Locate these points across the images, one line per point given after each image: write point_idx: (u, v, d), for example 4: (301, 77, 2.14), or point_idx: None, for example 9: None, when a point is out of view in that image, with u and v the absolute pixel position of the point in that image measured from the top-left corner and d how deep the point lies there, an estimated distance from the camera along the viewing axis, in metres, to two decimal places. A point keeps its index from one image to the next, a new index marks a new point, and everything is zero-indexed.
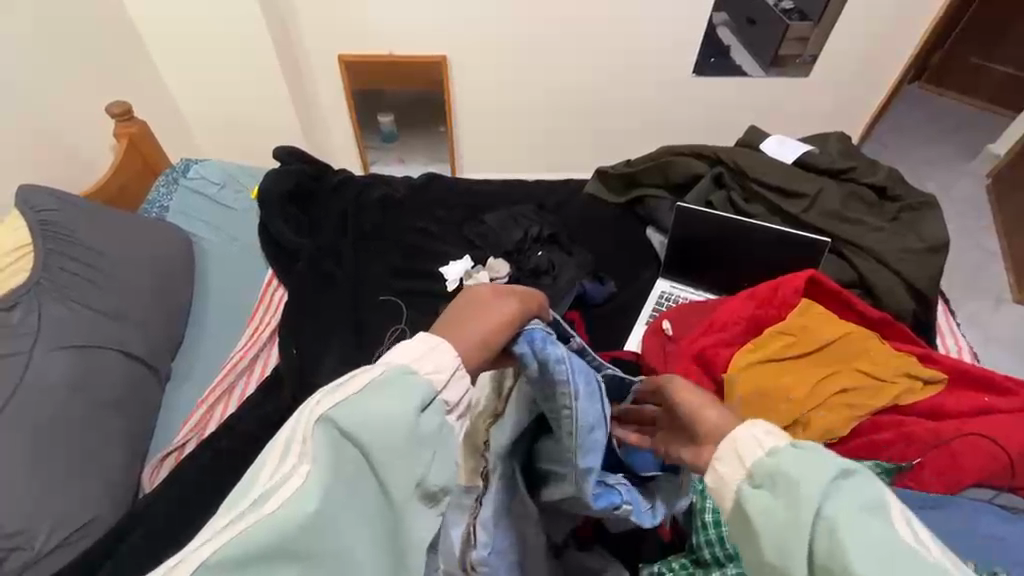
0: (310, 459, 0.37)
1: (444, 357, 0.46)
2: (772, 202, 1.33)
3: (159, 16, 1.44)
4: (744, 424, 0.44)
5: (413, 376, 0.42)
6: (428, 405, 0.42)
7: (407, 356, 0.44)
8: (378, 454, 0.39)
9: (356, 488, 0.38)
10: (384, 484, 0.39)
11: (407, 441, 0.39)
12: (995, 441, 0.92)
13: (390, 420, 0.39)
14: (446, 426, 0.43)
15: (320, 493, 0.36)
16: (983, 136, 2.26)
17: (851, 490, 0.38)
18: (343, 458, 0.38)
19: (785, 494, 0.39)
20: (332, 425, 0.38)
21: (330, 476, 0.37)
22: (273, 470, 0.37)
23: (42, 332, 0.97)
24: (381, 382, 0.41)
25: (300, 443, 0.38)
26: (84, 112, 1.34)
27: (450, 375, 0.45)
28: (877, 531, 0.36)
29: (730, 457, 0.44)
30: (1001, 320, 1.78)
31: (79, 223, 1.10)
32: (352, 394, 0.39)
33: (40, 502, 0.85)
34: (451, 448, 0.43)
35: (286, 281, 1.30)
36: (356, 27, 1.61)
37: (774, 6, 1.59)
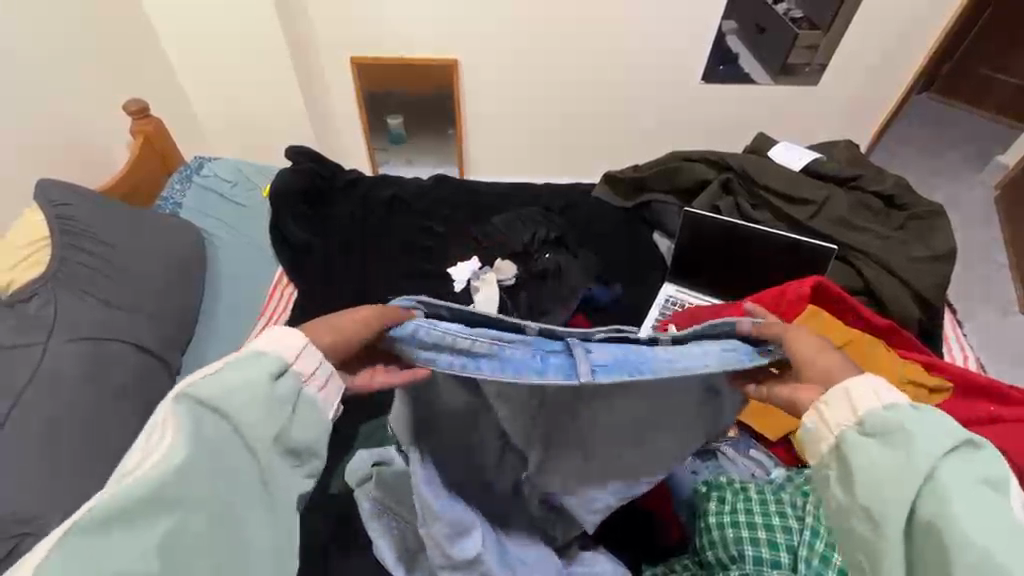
0: (172, 432, 0.47)
1: (296, 339, 0.57)
2: (780, 208, 1.34)
3: (174, 14, 1.46)
4: (869, 379, 0.58)
5: (266, 356, 0.54)
6: (281, 375, 0.54)
7: (257, 339, 0.56)
8: (238, 416, 0.50)
9: (221, 445, 0.49)
10: (247, 440, 0.50)
11: (263, 404, 0.51)
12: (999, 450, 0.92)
13: (246, 387, 0.51)
14: (299, 395, 0.55)
15: (184, 453, 0.46)
16: (991, 147, 2.26)
17: (974, 464, 0.50)
18: (205, 424, 0.49)
19: (900, 444, 0.52)
20: (190, 401, 0.49)
21: (194, 439, 0.47)
22: (137, 446, 0.47)
23: (57, 323, 1.00)
24: (234, 364, 0.53)
25: (160, 419, 0.48)
26: (98, 107, 1.37)
27: (300, 351, 0.56)
28: (986, 496, 0.48)
29: (849, 408, 0.57)
30: (1008, 331, 1.78)
31: (93, 217, 1.12)
32: (206, 375, 0.51)
33: (53, 488, 0.86)
34: (305, 411, 0.55)
35: (297, 280, 1.33)
36: (369, 29, 1.63)
37: (783, 14, 1.61)
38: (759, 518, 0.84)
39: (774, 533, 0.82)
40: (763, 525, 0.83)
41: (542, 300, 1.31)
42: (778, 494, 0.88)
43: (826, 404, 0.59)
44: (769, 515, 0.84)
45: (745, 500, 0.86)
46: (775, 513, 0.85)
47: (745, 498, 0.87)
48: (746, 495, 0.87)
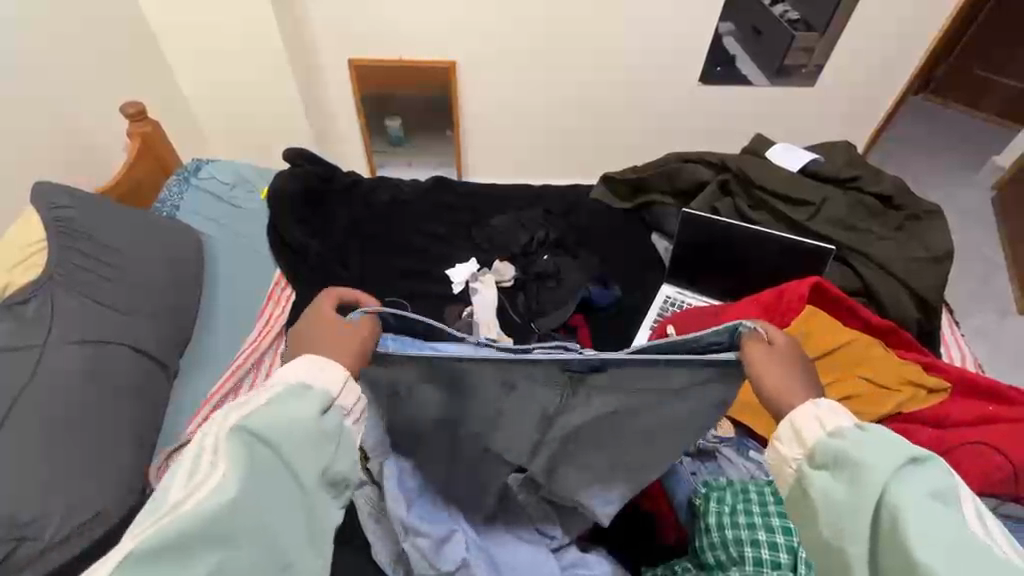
0: (225, 463, 0.48)
1: (333, 372, 0.60)
2: (778, 209, 1.34)
3: (173, 15, 1.46)
4: (808, 407, 0.60)
5: (311, 391, 0.57)
6: (326, 411, 0.57)
7: (302, 374, 0.59)
8: (284, 449, 0.52)
9: (268, 477, 0.50)
10: (293, 472, 0.52)
11: (310, 438, 0.54)
12: (997, 450, 0.93)
13: (297, 422, 0.54)
14: (343, 429, 0.58)
15: (235, 486, 0.47)
16: (988, 148, 2.27)
17: (920, 479, 0.50)
18: (257, 456, 0.50)
19: (848, 472, 0.53)
20: (243, 433, 0.51)
21: (245, 471, 0.48)
22: (187, 479, 0.48)
23: (55, 325, 0.99)
24: (280, 398, 0.55)
25: (213, 452, 0.50)
26: (96, 108, 1.36)
27: (342, 386, 0.60)
28: (934, 511, 0.47)
29: (799, 441, 0.59)
30: (1007, 332, 1.78)
31: (93, 219, 1.12)
32: (258, 408, 0.53)
33: (52, 490, 0.86)
34: (346, 446, 0.58)
35: (296, 282, 1.32)
36: (368, 30, 1.63)
37: (780, 17, 1.61)
38: (757, 519, 0.84)
39: (774, 534, 0.82)
40: (763, 526, 0.83)
41: (542, 301, 1.31)
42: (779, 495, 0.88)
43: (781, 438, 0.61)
44: (768, 516, 0.85)
45: (746, 501, 0.86)
46: (774, 514, 0.85)
47: (746, 499, 0.87)
48: (746, 496, 0.87)
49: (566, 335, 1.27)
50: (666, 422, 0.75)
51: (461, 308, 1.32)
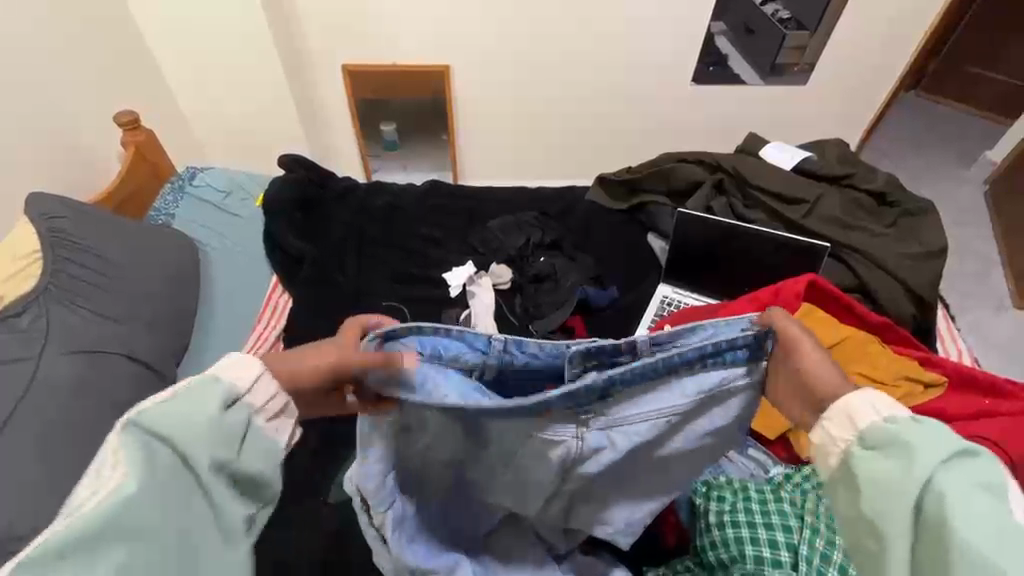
0: (115, 469, 0.38)
1: (247, 369, 0.48)
2: (772, 208, 1.34)
3: (164, 22, 1.46)
4: (865, 394, 0.50)
5: (217, 382, 0.45)
6: (235, 403, 0.46)
7: (212, 366, 0.46)
8: (186, 453, 0.41)
9: (167, 492, 0.39)
10: (201, 482, 0.41)
11: (217, 439, 0.43)
12: (997, 444, 0.92)
13: (198, 421, 0.42)
14: (255, 424, 0.47)
15: (122, 506, 0.36)
16: (981, 143, 2.28)
17: (968, 468, 0.42)
18: (152, 466, 0.39)
19: (899, 456, 0.44)
20: (136, 431, 0.40)
21: (139, 486, 0.37)
22: (73, 491, 0.37)
23: (50, 336, 0.99)
24: (186, 389, 0.44)
25: (98, 456, 0.38)
26: (89, 118, 1.36)
27: (257, 379, 0.48)
28: (983, 501, 0.40)
29: (851, 424, 0.49)
30: (1002, 326, 1.79)
31: (87, 229, 1.12)
32: (149, 407, 0.41)
33: (48, 502, 0.86)
34: (264, 443, 0.47)
35: (292, 289, 1.33)
36: (361, 35, 1.63)
37: (771, 16, 1.63)
38: (758, 518, 0.84)
39: (774, 531, 0.83)
40: (763, 523, 0.84)
41: (539, 303, 1.31)
42: (778, 493, 0.89)
43: (830, 420, 0.52)
44: (768, 513, 0.85)
45: (746, 498, 0.87)
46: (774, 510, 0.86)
47: (746, 496, 0.87)
48: (746, 493, 0.87)
49: (564, 337, 1.27)
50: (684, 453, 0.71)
51: (459, 312, 1.32)
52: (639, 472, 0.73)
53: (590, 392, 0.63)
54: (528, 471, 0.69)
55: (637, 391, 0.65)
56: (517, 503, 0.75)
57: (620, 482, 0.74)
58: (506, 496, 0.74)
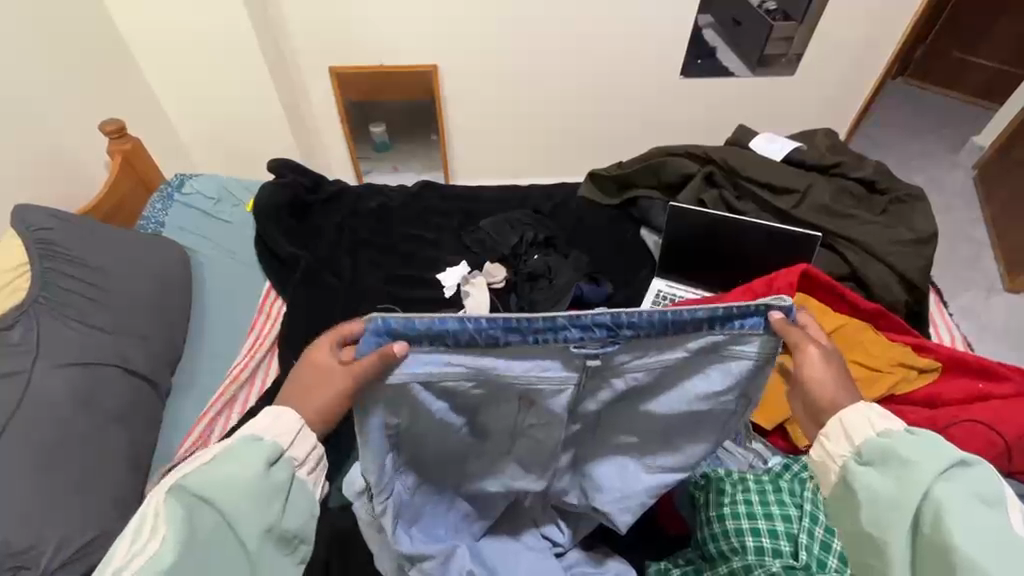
0: (165, 526, 0.53)
1: (289, 422, 0.65)
2: (763, 199, 1.35)
3: (151, 32, 1.45)
4: (860, 410, 0.62)
5: (260, 443, 0.61)
6: (273, 462, 0.61)
7: (254, 429, 0.63)
8: (224, 506, 0.56)
9: (210, 536, 0.55)
10: (234, 528, 0.56)
11: (252, 494, 0.58)
12: (992, 428, 0.93)
13: (237, 480, 0.57)
14: (293, 477, 0.63)
15: (173, 550, 0.51)
16: (968, 128, 2.30)
17: (966, 479, 0.53)
18: (200, 514, 0.55)
19: (896, 470, 0.56)
20: (183, 492, 0.55)
21: (188, 531, 0.53)
22: (129, 545, 0.52)
23: (41, 349, 0.97)
24: (225, 456, 0.59)
25: (156, 515, 0.54)
26: (77, 129, 1.35)
27: (294, 435, 0.64)
28: (979, 510, 0.51)
29: (848, 440, 0.62)
30: (994, 309, 1.80)
31: (75, 240, 1.11)
32: (201, 465, 0.58)
33: (44, 518, 0.85)
34: (291, 495, 0.62)
35: (285, 294, 1.31)
36: (347, 38, 1.62)
37: (759, 7, 1.63)
38: (757, 509, 0.84)
39: (774, 521, 0.83)
40: (763, 515, 0.83)
41: (533, 300, 1.31)
42: (777, 482, 0.87)
43: (827, 436, 0.64)
44: (768, 505, 0.84)
45: (745, 490, 0.86)
46: (773, 501, 0.85)
47: (745, 488, 0.86)
48: (745, 485, 0.87)
49: None
50: (677, 420, 0.73)
51: (455, 313, 1.31)
52: (642, 426, 0.75)
53: (601, 332, 0.63)
54: (540, 435, 0.72)
55: (643, 343, 0.66)
56: (532, 470, 0.77)
57: (629, 439, 0.77)
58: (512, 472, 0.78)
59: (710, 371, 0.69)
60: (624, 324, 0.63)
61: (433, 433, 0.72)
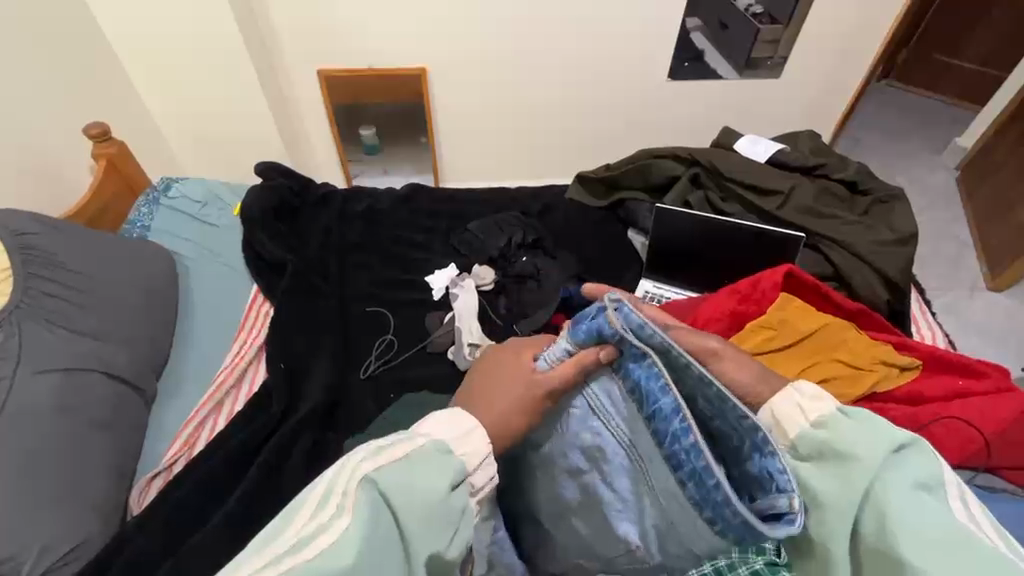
0: (351, 515, 0.41)
1: (478, 441, 0.53)
2: (748, 200, 1.36)
3: (136, 33, 1.44)
4: (789, 395, 0.53)
5: (448, 456, 0.49)
6: (457, 484, 0.48)
7: (442, 433, 0.51)
8: (405, 521, 0.43)
9: (387, 556, 0.41)
10: (407, 550, 0.43)
11: (435, 517, 0.45)
12: (971, 424, 0.95)
13: (428, 493, 0.45)
14: (468, 507, 0.49)
15: (356, 556, 0.39)
16: (951, 129, 2.34)
17: (906, 465, 0.45)
18: (381, 520, 0.42)
19: (833, 462, 0.47)
20: (372, 484, 0.43)
21: (370, 537, 0.40)
22: (313, 517, 0.41)
23: (23, 354, 0.96)
24: (421, 458, 0.48)
25: (343, 495, 0.42)
26: (60, 130, 1.34)
27: (481, 461, 0.52)
28: (923, 504, 0.42)
29: (781, 433, 0.52)
30: (975, 307, 1.84)
31: (58, 244, 1.10)
32: (397, 462, 0.46)
33: (26, 527, 0.84)
34: (468, 530, 0.48)
35: (272, 297, 1.30)
36: (337, 41, 1.62)
37: (745, 11, 1.63)
38: None
39: None
40: None
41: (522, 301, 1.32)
42: None
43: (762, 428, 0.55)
44: None
45: None
46: None
47: None
48: None
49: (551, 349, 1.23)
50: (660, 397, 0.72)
51: (443, 315, 1.31)
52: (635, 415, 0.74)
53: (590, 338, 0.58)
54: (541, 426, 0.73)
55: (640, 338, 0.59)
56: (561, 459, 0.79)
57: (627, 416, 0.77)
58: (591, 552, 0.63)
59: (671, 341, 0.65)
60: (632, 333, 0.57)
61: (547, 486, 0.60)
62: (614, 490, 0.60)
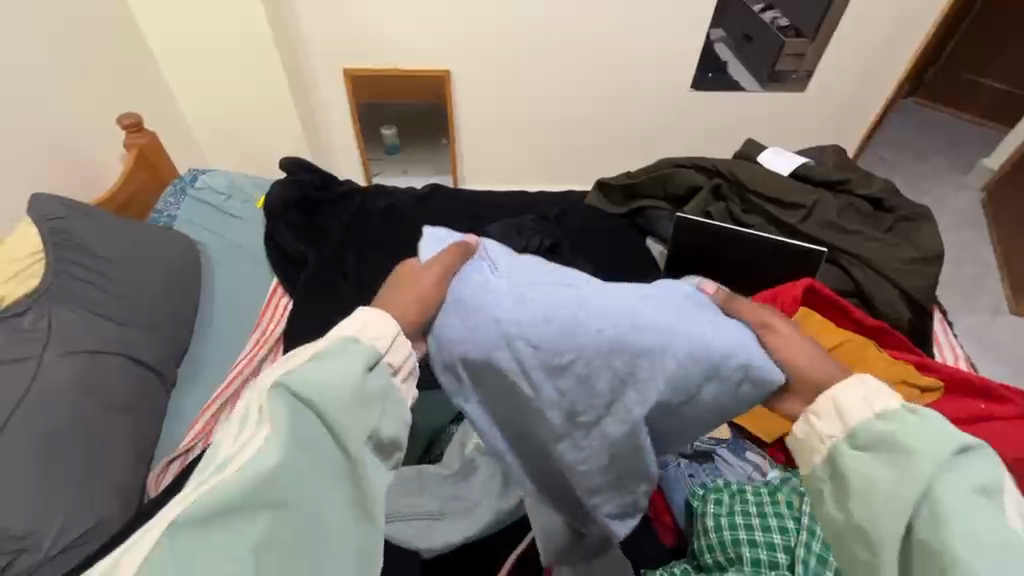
0: (267, 424, 0.49)
1: (386, 326, 0.61)
2: (769, 212, 1.35)
3: (169, 26, 1.48)
4: (855, 386, 0.58)
5: (354, 346, 0.57)
6: (372, 367, 0.58)
7: (349, 329, 0.59)
8: (323, 412, 0.52)
9: (313, 443, 0.51)
10: (337, 435, 0.52)
11: (353, 401, 0.54)
12: (994, 448, 0.93)
13: (339, 383, 0.53)
14: (390, 387, 0.59)
15: (279, 447, 0.48)
16: (977, 148, 2.30)
17: (966, 471, 0.50)
18: (299, 416, 0.51)
19: (895, 459, 0.52)
20: (282, 391, 0.51)
21: (289, 433, 0.49)
22: (235, 438, 0.50)
23: (51, 336, 0.99)
24: (324, 355, 0.55)
25: (258, 410, 0.51)
26: (91, 117, 1.37)
27: (390, 341, 0.60)
28: (981, 506, 0.48)
29: (841, 420, 0.58)
30: (999, 331, 1.80)
31: (86, 229, 1.12)
32: (298, 366, 0.53)
33: (44, 503, 0.86)
34: (393, 408, 0.58)
35: (293, 291, 1.32)
36: (363, 39, 1.65)
37: (771, 24, 1.63)
38: (755, 520, 0.84)
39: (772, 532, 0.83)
40: (761, 526, 0.83)
41: None
42: (774, 494, 0.88)
43: (817, 412, 0.60)
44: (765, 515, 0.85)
45: (742, 501, 0.87)
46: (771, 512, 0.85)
47: (742, 499, 0.88)
48: (742, 496, 0.88)
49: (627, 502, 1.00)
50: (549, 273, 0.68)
51: None
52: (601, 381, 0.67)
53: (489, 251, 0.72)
54: (551, 364, 0.65)
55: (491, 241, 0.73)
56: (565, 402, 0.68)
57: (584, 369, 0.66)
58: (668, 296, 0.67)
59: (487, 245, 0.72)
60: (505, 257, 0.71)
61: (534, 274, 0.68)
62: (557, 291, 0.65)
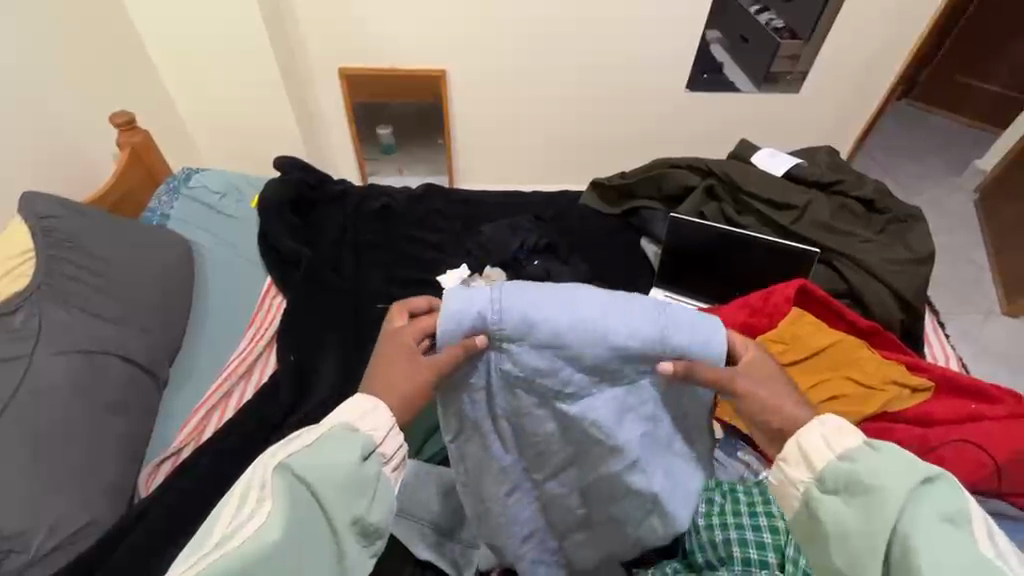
0: (269, 501, 0.51)
1: (381, 417, 0.63)
2: (763, 213, 1.36)
3: (166, 25, 1.47)
4: (813, 426, 0.62)
5: (355, 434, 0.60)
6: (368, 456, 0.60)
7: (350, 416, 0.62)
8: (320, 494, 0.54)
9: (307, 527, 0.52)
10: (328, 517, 0.54)
11: (347, 485, 0.56)
12: (982, 448, 0.94)
13: (336, 466, 0.56)
14: (381, 475, 0.60)
15: (276, 530, 0.50)
16: (972, 150, 2.31)
17: (932, 501, 0.52)
18: (296, 497, 0.53)
19: (862, 497, 0.55)
20: (284, 471, 0.54)
21: (287, 515, 0.51)
22: (235, 513, 0.51)
23: (43, 335, 0.98)
24: (328, 441, 0.58)
25: (260, 488, 0.53)
26: (86, 115, 1.36)
27: (386, 432, 0.63)
28: (946, 535, 0.50)
29: (807, 464, 0.61)
30: (992, 333, 1.80)
31: (80, 229, 1.12)
32: (303, 449, 0.57)
33: (35, 503, 0.86)
34: (383, 493, 0.59)
35: (286, 290, 1.31)
36: (361, 38, 1.64)
37: (766, 25, 1.68)
38: (746, 519, 0.84)
39: (762, 533, 0.82)
40: (751, 525, 0.83)
41: None
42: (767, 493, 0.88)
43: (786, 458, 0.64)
44: (756, 515, 0.85)
45: (733, 501, 0.87)
46: (762, 511, 0.85)
47: (733, 498, 0.87)
48: (733, 495, 0.87)
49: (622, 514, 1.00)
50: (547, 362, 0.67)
51: None
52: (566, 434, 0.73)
53: (507, 321, 0.65)
54: (522, 424, 0.73)
55: (520, 305, 0.65)
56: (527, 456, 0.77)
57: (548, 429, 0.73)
58: (640, 401, 0.71)
59: (507, 307, 0.65)
60: (533, 321, 0.65)
61: (534, 358, 0.67)
62: (542, 376, 0.68)
